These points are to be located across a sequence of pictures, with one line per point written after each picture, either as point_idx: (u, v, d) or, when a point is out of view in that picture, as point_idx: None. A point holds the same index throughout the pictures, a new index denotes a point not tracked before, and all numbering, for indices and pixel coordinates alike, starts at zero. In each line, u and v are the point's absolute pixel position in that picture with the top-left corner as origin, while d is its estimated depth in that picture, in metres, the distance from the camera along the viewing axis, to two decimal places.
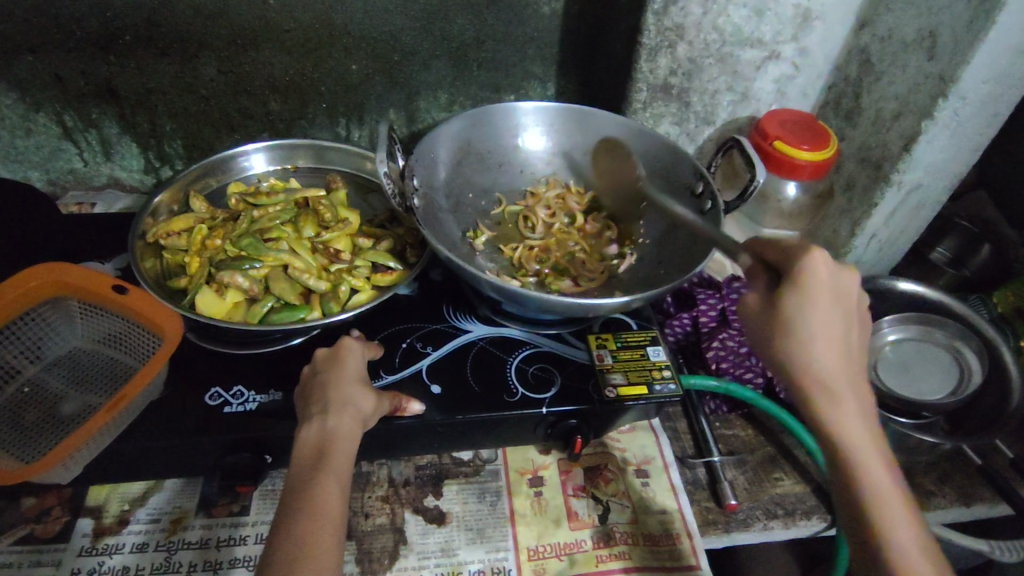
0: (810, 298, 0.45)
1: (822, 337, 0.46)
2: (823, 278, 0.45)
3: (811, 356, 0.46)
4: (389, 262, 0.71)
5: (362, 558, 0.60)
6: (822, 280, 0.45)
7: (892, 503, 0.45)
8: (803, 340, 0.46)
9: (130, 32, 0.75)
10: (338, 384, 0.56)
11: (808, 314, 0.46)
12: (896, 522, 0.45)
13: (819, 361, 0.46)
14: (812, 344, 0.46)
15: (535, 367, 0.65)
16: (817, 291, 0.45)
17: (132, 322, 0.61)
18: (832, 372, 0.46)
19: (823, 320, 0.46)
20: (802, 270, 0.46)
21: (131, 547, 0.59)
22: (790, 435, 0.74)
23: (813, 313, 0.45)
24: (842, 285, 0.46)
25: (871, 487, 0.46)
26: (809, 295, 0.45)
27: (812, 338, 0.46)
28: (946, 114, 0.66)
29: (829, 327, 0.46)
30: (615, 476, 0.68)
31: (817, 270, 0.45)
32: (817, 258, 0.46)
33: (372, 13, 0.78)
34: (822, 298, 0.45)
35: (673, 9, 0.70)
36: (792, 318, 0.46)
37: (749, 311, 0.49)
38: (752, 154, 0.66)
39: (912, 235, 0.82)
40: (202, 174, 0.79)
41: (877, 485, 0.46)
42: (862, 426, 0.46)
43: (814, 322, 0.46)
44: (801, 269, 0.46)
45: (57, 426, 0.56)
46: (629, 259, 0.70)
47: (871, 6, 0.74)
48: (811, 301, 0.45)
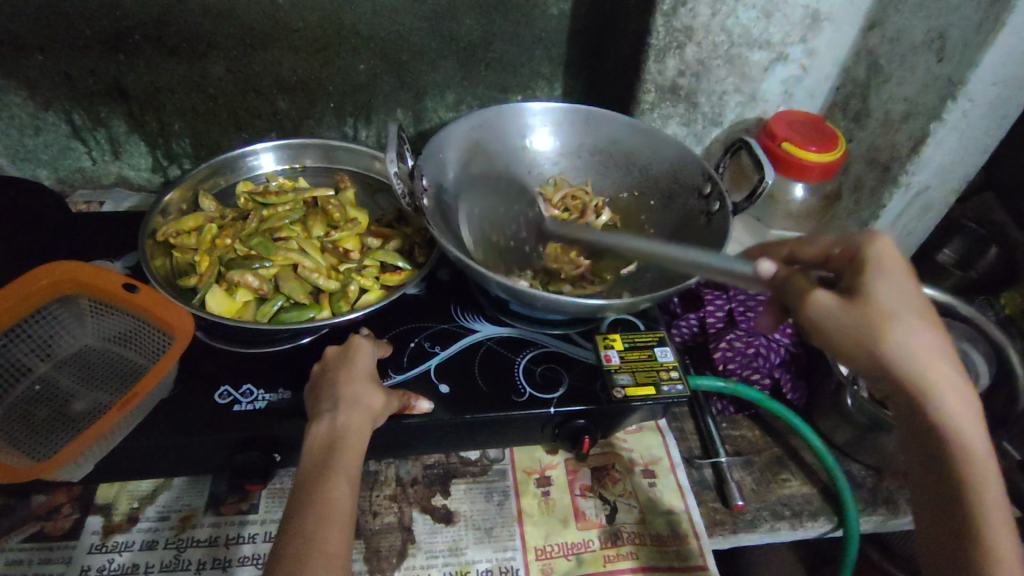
0: (898, 281, 0.41)
1: (925, 322, 0.41)
2: (899, 260, 0.42)
3: (919, 347, 0.40)
4: (398, 262, 0.72)
5: (370, 557, 0.60)
6: (898, 262, 0.42)
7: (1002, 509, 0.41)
8: (910, 330, 0.40)
9: (139, 31, 0.76)
10: (348, 382, 0.57)
11: (903, 300, 0.41)
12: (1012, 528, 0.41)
13: (929, 352, 0.40)
14: (920, 331, 0.41)
15: (543, 367, 0.65)
16: (900, 275, 0.42)
17: (143, 321, 0.61)
18: (943, 361, 0.41)
19: (917, 302, 0.41)
20: (874, 256, 0.43)
21: (140, 545, 0.59)
22: (797, 435, 0.74)
23: (909, 297, 0.41)
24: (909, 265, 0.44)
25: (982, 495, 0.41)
26: (898, 278, 0.41)
27: (911, 324, 0.40)
28: (955, 116, 0.66)
29: (927, 313, 0.41)
30: (622, 476, 0.68)
31: (893, 252, 0.42)
32: (887, 239, 0.43)
33: (381, 13, 0.78)
34: (908, 281, 0.41)
35: (682, 9, 0.70)
36: (888, 305, 0.41)
37: (825, 311, 0.41)
38: (761, 156, 0.66)
39: (920, 237, 0.81)
40: (211, 173, 0.79)
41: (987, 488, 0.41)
42: (971, 424, 0.41)
43: (911, 307, 0.41)
44: (873, 256, 0.42)
45: (68, 423, 0.56)
46: (633, 266, 0.71)
47: (879, 8, 0.74)
48: (903, 284, 0.41)
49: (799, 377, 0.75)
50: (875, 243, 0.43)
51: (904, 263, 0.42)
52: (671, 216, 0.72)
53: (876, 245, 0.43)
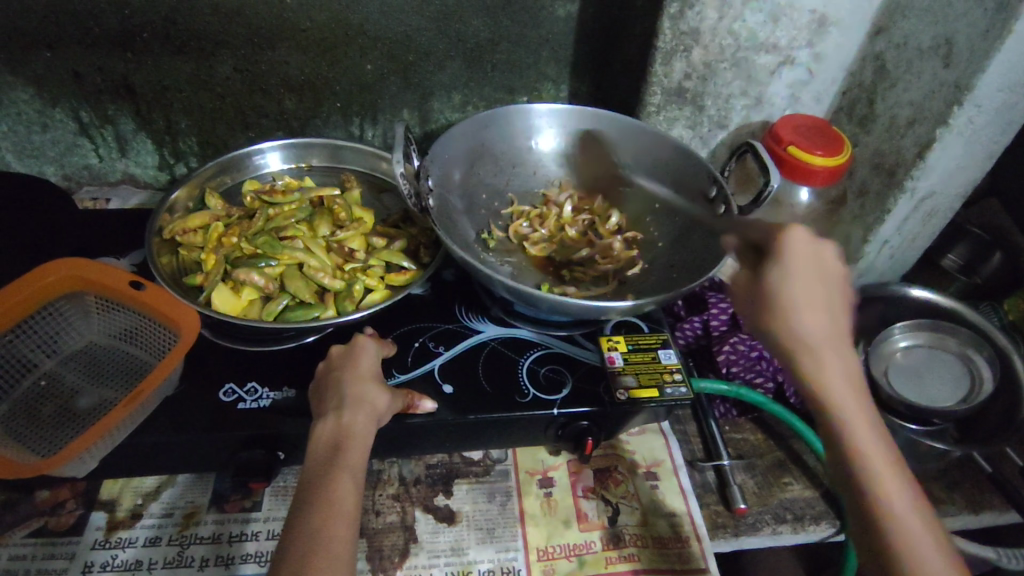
0: (793, 267, 0.49)
1: (814, 303, 0.47)
2: (806, 250, 0.49)
3: (805, 319, 0.47)
4: (403, 262, 0.72)
5: (373, 556, 0.60)
6: (804, 252, 0.49)
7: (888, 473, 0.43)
8: (796, 304, 0.47)
9: (148, 30, 0.76)
10: (354, 380, 0.57)
11: (796, 280, 0.48)
12: (905, 503, 0.43)
13: (811, 324, 0.47)
14: (806, 308, 0.47)
15: (547, 369, 0.66)
16: (799, 263, 0.49)
17: (149, 318, 0.61)
18: (823, 334, 0.47)
19: (811, 283, 0.48)
20: (783, 245, 0.50)
21: (143, 542, 0.59)
22: (799, 439, 0.74)
23: (803, 280, 0.48)
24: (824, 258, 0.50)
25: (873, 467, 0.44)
26: (793, 265, 0.49)
27: (801, 300, 0.47)
28: (961, 122, 0.66)
29: (817, 293, 0.48)
30: (624, 478, 0.68)
31: (797, 244, 0.50)
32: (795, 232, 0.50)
33: (388, 14, 0.78)
34: (807, 268, 0.49)
35: (689, 13, 0.71)
36: (783, 285, 0.48)
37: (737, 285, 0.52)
38: (767, 160, 0.66)
39: (924, 242, 0.82)
40: (217, 172, 0.79)
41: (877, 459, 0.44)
42: (857, 397, 0.45)
43: (804, 288, 0.48)
44: (785, 244, 0.50)
45: (73, 420, 0.57)
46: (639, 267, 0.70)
47: (886, 13, 0.74)
48: (795, 269, 0.48)
49: None
50: (785, 235, 0.50)
51: (809, 255, 0.49)
52: (676, 219, 0.72)
53: (786, 236, 0.50)
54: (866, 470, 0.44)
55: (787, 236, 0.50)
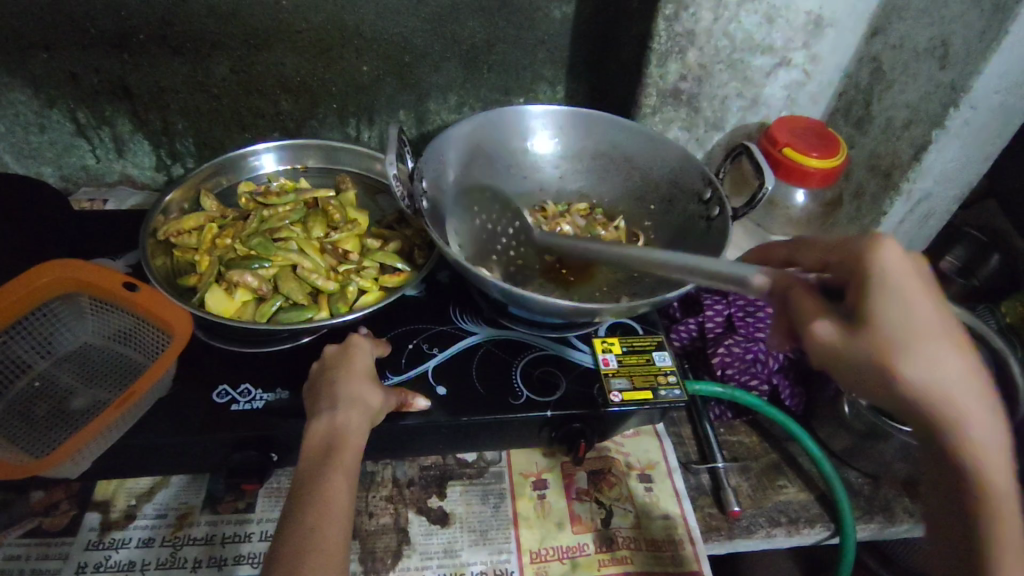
0: (907, 298, 0.34)
1: (930, 345, 0.33)
2: (908, 270, 0.34)
3: (924, 367, 0.33)
4: (397, 263, 0.72)
5: (365, 558, 0.60)
6: (909, 276, 0.34)
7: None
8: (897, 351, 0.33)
9: (143, 31, 0.76)
10: (347, 381, 0.57)
11: (917, 317, 0.34)
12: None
13: (926, 378, 0.33)
14: (918, 354, 0.33)
15: (540, 371, 0.65)
16: (908, 288, 0.34)
17: (142, 319, 0.61)
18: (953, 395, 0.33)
19: (930, 316, 0.34)
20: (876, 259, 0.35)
21: (137, 542, 0.59)
22: (794, 442, 0.73)
23: (926, 307, 0.34)
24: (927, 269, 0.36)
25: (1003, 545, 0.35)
26: (909, 290, 0.34)
27: (921, 343, 0.33)
28: (957, 124, 0.66)
29: (940, 329, 0.34)
30: (618, 481, 0.68)
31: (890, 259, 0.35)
32: (890, 247, 0.35)
33: (383, 15, 0.78)
34: (918, 299, 0.34)
35: (684, 14, 0.70)
36: (896, 327, 0.33)
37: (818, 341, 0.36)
38: (761, 161, 0.66)
39: (921, 243, 0.81)
40: (212, 173, 0.79)
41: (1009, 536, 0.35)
42: (1000, 467, 0.34)
43: (915, 327, 0.34)
44: (869, 264, 0.35)
45: (66, 420, 0.57)
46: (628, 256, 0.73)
47: (883, 14, 0.74)
48: (909, 299, 0.33)
49: (798, 383, 0.75)
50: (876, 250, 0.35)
51: (913, 272, 0.34)
52: (671, 222, 0.72)
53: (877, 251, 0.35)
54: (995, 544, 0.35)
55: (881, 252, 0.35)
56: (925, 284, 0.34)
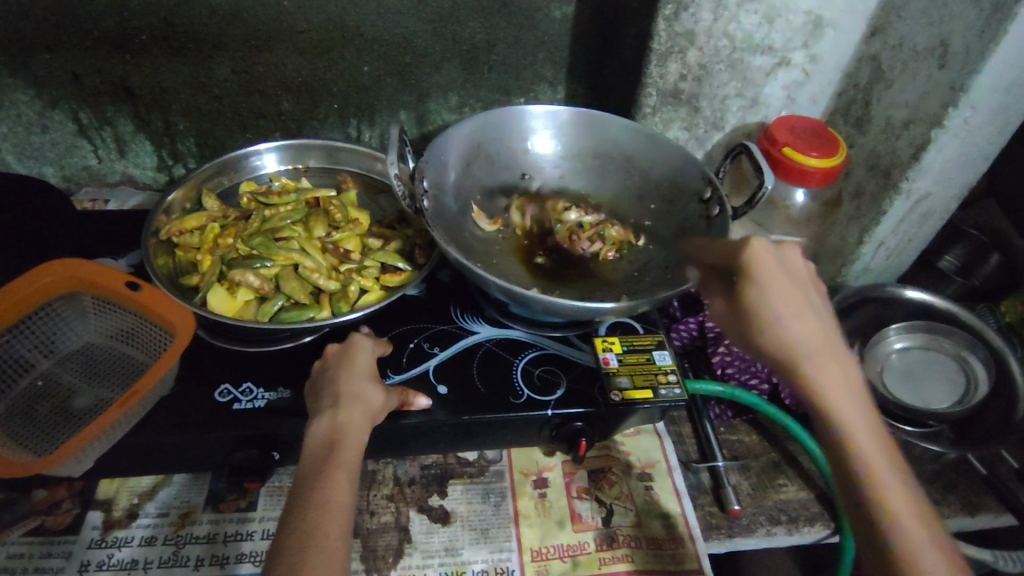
0: (769, 281, 0.50)
1: (791, 314, 0.49)
2: (771, 258, 0.51)
3: (785, 330, 0.49)
4: (398, 263, 0.72)
5: (367, 556, 0.61)
6: (773, 262, 0.51)
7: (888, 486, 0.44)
8: (762, 312, 0.50)
9: (146, 32, 0.76)
10: (349, 380, 0.57)
11: (772, 294, 0.50)
12: (897, 508, 0.43)
13: (788, 335, 0.49)
14: (780, 318, 0.49)
15: (541, 370, 0.66)
16: (770, 274, 0.50)
17: (144, 318, 0.62)
18: (804, 344, 0.48)
19: (784, 294, 0.50)
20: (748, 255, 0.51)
21: (139, 541, 0.59)
22: (794, 440, 0.74)
23: (778, 287, 0.50)
24: (792, 263, 0.52)
25: (872, 473, 0.44)
26: (765, 276, 0.50)
27: (779, 311, 0.49)
28: (956, 123, 0.66)
29: (790, 301, 0.49)
30: (619, 479, 0.68)
31: (762, 252, 0.51)
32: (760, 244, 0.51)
33: (385, 15, 0.79)
34: (778, 280, 0.50)
35: (684, 15, 0.71)
36: (758, 299, 0.50)
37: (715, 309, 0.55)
38: (761, 161, 0.66)
39: (921, 242, 0.81)
40: (214, 173, 0.80)
41: (877, 465, 0.45)
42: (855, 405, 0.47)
43: (778, 302, 0.49)
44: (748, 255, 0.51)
45: (69, 419, 0.57)
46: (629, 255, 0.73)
47: (882, 14, 0.74)
48: (769, 281, 0.50)
49: None
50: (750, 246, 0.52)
51: (775, 263, 0.51)
52: (671, 222, 0.72)
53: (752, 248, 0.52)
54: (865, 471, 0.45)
55: (751, 247, 0.52)
56: (783, 272, 0.50)
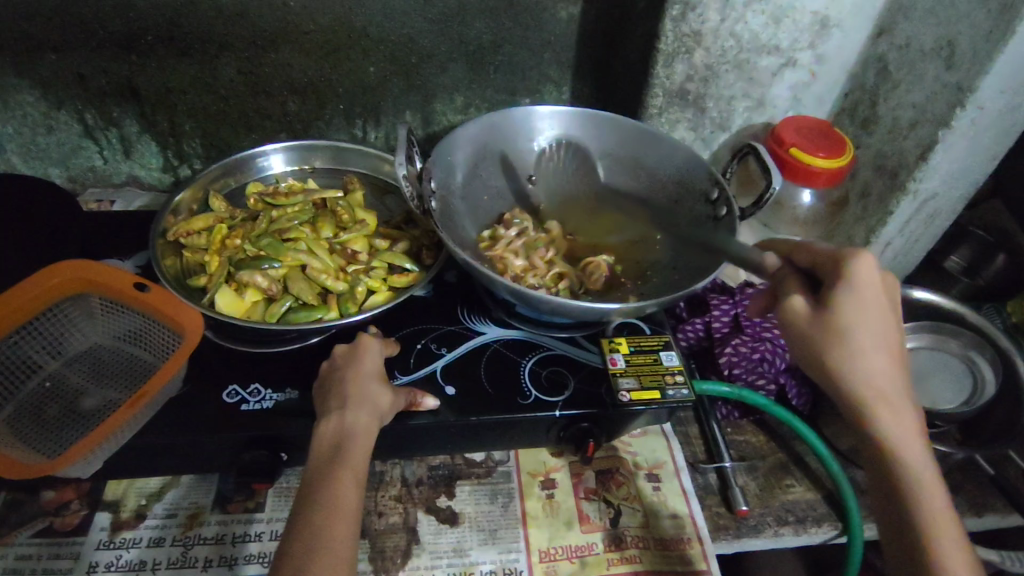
0: (863, 304, 0.48)
1: (874, 344, 0.48)
2: (873, 282, 0.48)
3: (866, 359, 0.48)
4: (405, 264, 0.72)
5: (375, 557, 0.61)
6: (872, 285, 0.48)
7: (934, 501, 0.48)
8: (850, 342, 0.48)
9: (152, 32, 0.76)
10: (357, 380, 0.57)
11: (859, 320, 0.48)
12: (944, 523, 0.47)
13: (868, 366, 0.48)
14: (859, 345, 0.48)
15: (549, 371, 0.66)
16: (865, 295, 0.48)
17: (153, 319, 0.62)
18: (886, 379, 0.48)
19: (875, 322, 0.48)
20: (849, 269, 0.48)
21: (147, 542, 0.59)
22: (801, 442, 0.74)
23: (868, 313, 0.48)
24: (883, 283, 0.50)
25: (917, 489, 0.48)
26: (863, 300, 0.48)
27: (865, 343, 0.48)
28: (964, 123, 0.66)
29: (880, 330, 0.48)
30: (626, 480, 0.68)
31: (861, 271, 0.48)
32: (863, 260, 0.49)
33: (391, 16, 0.78)
34: (873, 305, 0.48)
35: (691, 15, 0.71)
36: (849, 325, 0.48)
37: (795, 318, 0.50)
38: (768, 161, 0.66)
39: (927, 243, 0.81)
40: (221, 174, 0.80)
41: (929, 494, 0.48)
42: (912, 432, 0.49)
43: (865, 329, 0.48)
44: (849, 270, 0.48)
45: (78, 420, 0.57)
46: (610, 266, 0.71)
47: (889, 14, 0.74)
48: (865, 305, 0.48)
49: (805, 383, 0.75)
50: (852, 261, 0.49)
51: (874, 284, 0.48)
52: (679, 222, 0.72)
53: (853, 263, 0.49)
54: (910, 489, 0.48)
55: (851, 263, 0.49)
56: (878, 296, 0.49)
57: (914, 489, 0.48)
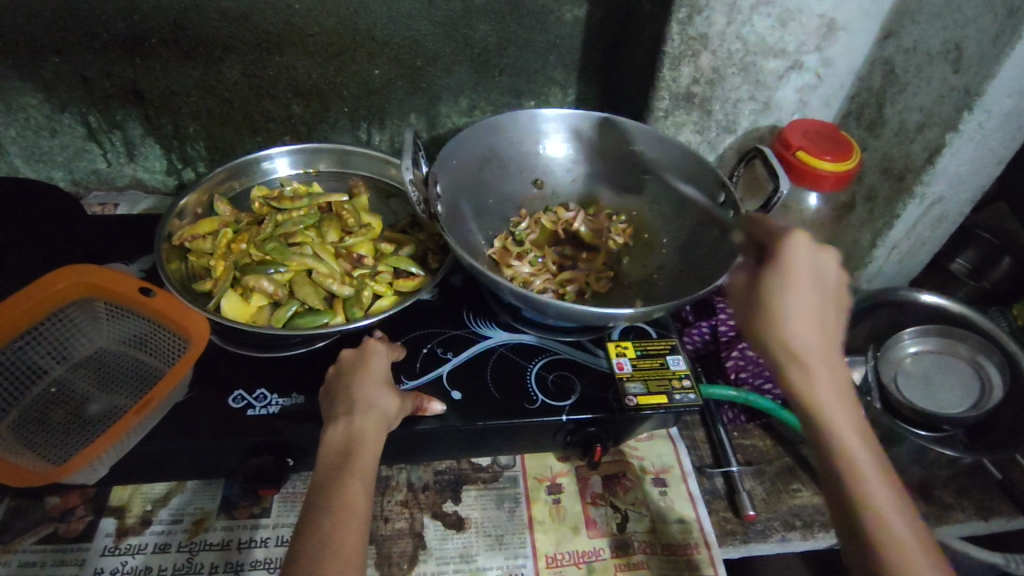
0: (793, 278, 0.48)
1: (808, 317, 0.48)
2: (805, 258, 0.49)
3: (799, 331, 0.48)
4: (411, 267, 0.72)
5: (382, 563, 0.60)
6: (804, 262, 0.49)
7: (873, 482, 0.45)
8: (780, 314, 0.48)
9: (156, 35, 0.76)
10: (364, 386, 0.57)
11: (789, 295, 0.48)
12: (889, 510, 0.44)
13: (801, 338, 0.47)
14: (785, 319, 0.48)
15: (555, 375, 0.65)
16: (794, 272, 0.48)
17: (158, 323, 0.61)
18: (814, 355, 0.47)
19: (805, 297, 0.48)
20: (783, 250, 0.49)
21: (153, 548, 0.59)
22: (808, 446, 0.73)
23: (799, 290, 0.48)
24: (822, 265, 0.49)
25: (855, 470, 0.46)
26: (791, 277, 0.48)
27: (796, 317, 0.48)
28: (971, 127, 0.66)
29: (812, 306, 0.48)
30: (633, 485, 0.68)
31: (794, 250, 0.49)
32: (796, 240, 0.49)
33: (396, 18, 0.78)
34: (805, 280, 0.48)
35: (697, 18, 0.70)
36: (775, 297, 0.48)
37: (737, 293, 0.52)
38: (776, 165, 0.66)
39: (934, 246, 0.81)
40: (226, 177, 0.79)
41: (868, 476, 0.45)
42: (847, 409, 0.47)
43: (796, 301, 0.48)
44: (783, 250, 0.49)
45: (84, 426, 0.57)
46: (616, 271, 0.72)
47: (896, 17, 0.74)
48: (795, 279, 0.48)
49: None
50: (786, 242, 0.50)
51: (805, 263, 0.49)
52: (686, 225, 0.72)
53: (787, 240, 0.50)
54: (850, 469, 0.46)
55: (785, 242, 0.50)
56: (812, 275, 0.49)
57: (849, 469, 0.46)
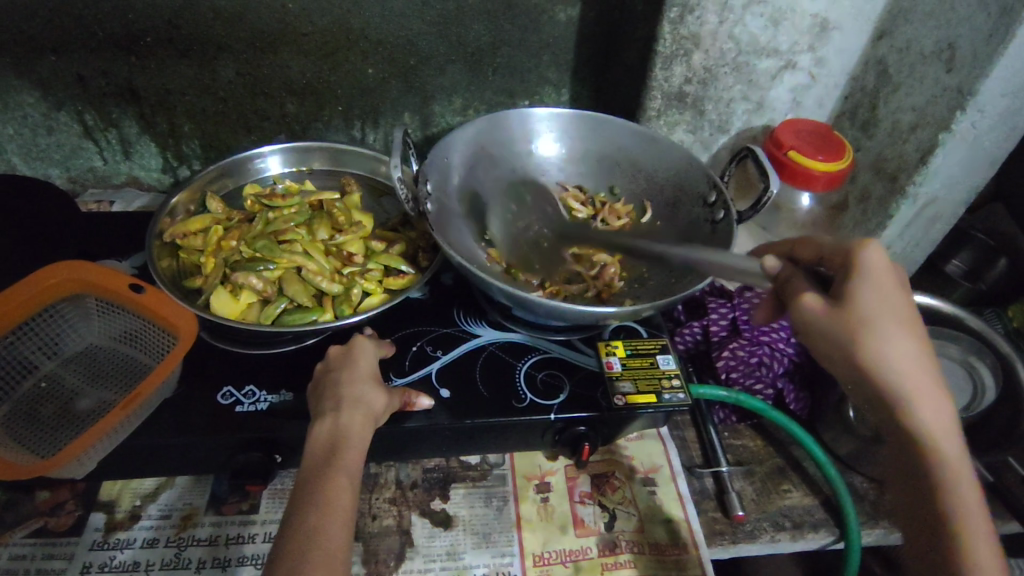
0: (885, 294, 0.45)
1: (893, 334, 0.45)
2: (888, 272, 0.45)
3: (889, 351, 0.44)
4: (401, 266, 0.72)
5: (368, 559, 0.61)
6: (889, 273, 0.45)
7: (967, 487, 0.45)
8: (878, 335, 0.44)
9: (152, 35, 0.76)
10: (350, 384, 0.57)
11: (885, 312, 0.44)
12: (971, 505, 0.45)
13: (891, 356, 0.45)
14: (888, 337, 0.44)
15: (544, 373, 0.65)
16: (887, 286, 0.45)
17: (149, 321, 0.62)
18: (913, 369, 0.45)
19: (899, 313, 0.45)
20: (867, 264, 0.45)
21: (141, 543, 0.59)
22: (798, 446, 0.73)
23: (892, 304, 0.44)
24: (897, 274, 0.46)
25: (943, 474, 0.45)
26: (885, 292, 0.45)
27: (892, 335, 0.44)
28: (964, 126, 0.65)
29: (903, 323, 0.45)
30: (622, 484, 0.68)
31: (880, 264, 0.45)
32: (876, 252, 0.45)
33: (389, 18, 0.78)
34: (892, 297, 0.45)
35: (689, 18, 0.70)
36: (871, 316, 0.44)
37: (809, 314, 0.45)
38: (766, 165, 0.65)
39: (928, 246, 0.81)
40: (218, 175, 0.80)
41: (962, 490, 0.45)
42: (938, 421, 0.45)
43: (890, 320, 0.44)
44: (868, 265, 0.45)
45: (72, 422, 0.57)
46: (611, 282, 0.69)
47: (889, 17, 0.73)
48: (889, 298, 0.44)
49: (803, 387, 0.75)
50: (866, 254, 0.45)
51: (891, 274, 0.45)
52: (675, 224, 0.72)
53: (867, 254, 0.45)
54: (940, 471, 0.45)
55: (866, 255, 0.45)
56: (899, 287, 0.45)
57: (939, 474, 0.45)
